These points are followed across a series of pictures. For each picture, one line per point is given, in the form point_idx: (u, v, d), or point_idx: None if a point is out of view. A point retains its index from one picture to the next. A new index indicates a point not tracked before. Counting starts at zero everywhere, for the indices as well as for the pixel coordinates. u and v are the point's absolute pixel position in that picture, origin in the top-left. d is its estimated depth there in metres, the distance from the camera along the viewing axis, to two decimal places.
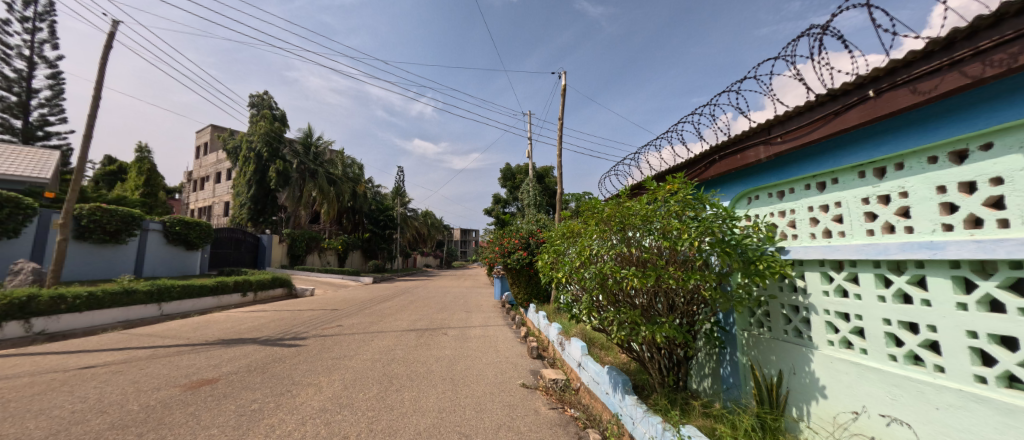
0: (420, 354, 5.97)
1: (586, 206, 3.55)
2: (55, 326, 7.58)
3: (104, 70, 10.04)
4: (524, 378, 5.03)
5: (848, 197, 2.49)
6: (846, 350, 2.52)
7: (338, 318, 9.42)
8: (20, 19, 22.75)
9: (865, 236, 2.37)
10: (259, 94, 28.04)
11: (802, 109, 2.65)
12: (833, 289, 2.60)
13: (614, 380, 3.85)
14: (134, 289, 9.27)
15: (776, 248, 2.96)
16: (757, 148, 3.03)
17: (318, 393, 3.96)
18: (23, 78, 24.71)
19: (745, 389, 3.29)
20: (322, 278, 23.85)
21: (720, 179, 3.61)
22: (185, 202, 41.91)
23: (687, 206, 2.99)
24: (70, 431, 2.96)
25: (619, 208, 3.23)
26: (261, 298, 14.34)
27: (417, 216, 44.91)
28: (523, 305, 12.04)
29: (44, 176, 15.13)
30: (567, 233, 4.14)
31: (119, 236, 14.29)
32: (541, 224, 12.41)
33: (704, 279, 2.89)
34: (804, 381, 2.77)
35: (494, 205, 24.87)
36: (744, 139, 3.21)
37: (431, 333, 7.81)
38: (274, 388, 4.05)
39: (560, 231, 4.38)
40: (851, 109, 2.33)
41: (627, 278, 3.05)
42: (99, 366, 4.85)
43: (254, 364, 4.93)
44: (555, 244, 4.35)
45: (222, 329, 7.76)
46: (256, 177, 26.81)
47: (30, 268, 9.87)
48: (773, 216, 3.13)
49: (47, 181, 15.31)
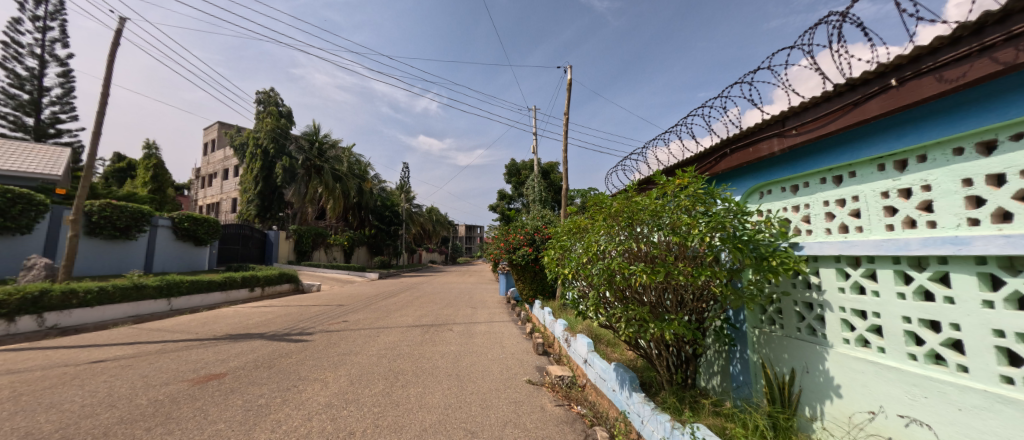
0: (425, 349, 5.97)
1: (591, 201, 3.48)
2: (67, 320, 7.67)
3: (112, 67, 10.11)
4: (529, 374, 5.00)
5: (866, 191, 2.41)
6: (862, 349, 2.46)
7: (344, 313, 9.47)
8: (31, 18, 23.05)
9: (884, 231, 2.29)
10: (266, 91, 28.15)
11: (818, 100, 2.56)
12: (850, 285, 2.52)
13: (621, 377, 3.81)
14: (144, 284, 9.39)
15: (789, 243, 2.90)
16: (772, 140, 2.94)
17: (325, 388, 3.96)
18: (35, 76, 25.06)
19: (756, 388, 3.24)
20: (327, 274, 23.99)
21: (731, 173, 3.53)
22: (194, 198, 42.47)
23: (697, 200, 2.91)
24: (79, 425, 2.97)
25: (627, 203, 3.15)
26: (269, 294, 14.48)
27: (422, 212, 44.93)
28: (529, 301, 12.02)
29: (56, 173, 15.37)
30: (573, 229, 4.08)
31: (129, 232, 14.48)
32: (547, 221, 12.32)
33: (715, 275, 2.83)
34: (818, 380, 2.71)
35: (499, 201, 24.81)
36: (754, 133, 3.13)
37: (436, 329, 7.81)
38: (280, 383, 4.05)
39: (564, 227, 4.32)
40: (871, 98, 2.24)
41: (635, 274, 2.99)
42: (109, 361, 4.89)
43: (261, 359, 4.95)
44: (561, 239, 4.31)
45: (229, 324, 7.81)
46: (262, 173, 26.99)
47: (43, 263, 10.01)
48: (786, 211, 3.05)
49: (59, 178, 15.55)
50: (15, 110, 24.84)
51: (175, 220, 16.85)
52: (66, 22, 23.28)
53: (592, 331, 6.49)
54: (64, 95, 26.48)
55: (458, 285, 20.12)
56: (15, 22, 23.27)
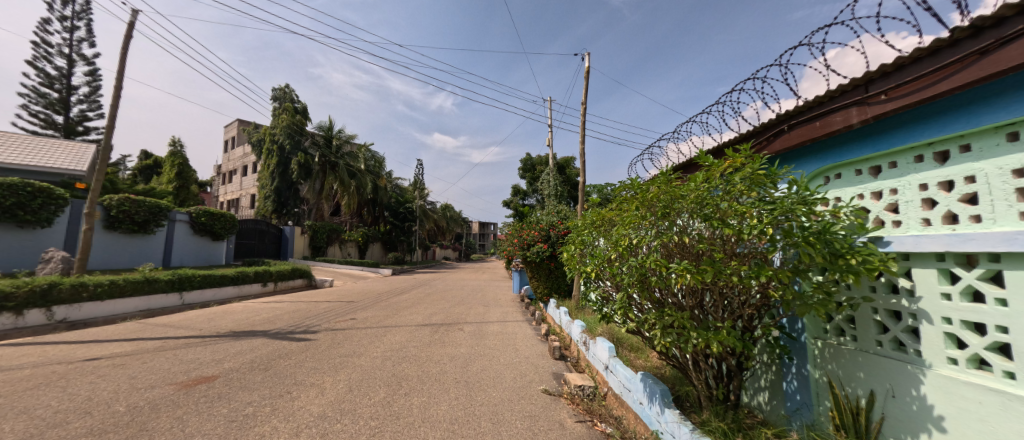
0: (433, 351, 5.58)
1: (623, 188, 2.97)
2: (77, 314, 7.58)
3: (125, 60, 10.07)
4: (546, 382, 4.53)
5: (987, 169, 1.88)
6: (978, 372, 1.92)
7: (353, 310, 9.21)
8: (60, 18, 23.72)
9: (1015, 220, 1.75)
10: (282, 87, 28.37)
11: (921, 54, 2.03)
12: (960, 291, 1.99)
13: (651, 390, 3.33)
14: (156, 278, 9.32)
15: (869, 238, 2.38)
16: (849, 109, 2.42)
17: (320, 396, 3.60)
18: (64, 75, 25.85)
19: (819, 411, 2.72)
20: (342, 270, 24.03)
21: (791, 154, 3.01)
22: (216, 194, 43.59)
23: (754, 182, 2.35)
24: (44, 436, 2.66)
25: (666, 188, 2.62)
26: (281, 289, 14.41)
27: (436, 209, 44.80)
28: (543, 300, 11.55)
29: (81, 168, 15.76)
30: (600, 220, 3.59)
31: (147, 226, 14.58)
32: (563, 217, 11.80)
33: (776, 276, 2.30)
34: (910, 408, 2.18)
35: (512, 197, 24.36)
36: (824, 102, 2.61)
37: (446, 329, 7.44)
38: (274, 388, 3.71)
39: (589, 217, 3.83)
40: (1006, 44, 1.71)
41: (676, 274, 2.48)
42: (104, 358, 4.65)
43: (258, 360, 4.63)
44: (586, 233, 3.82)
45: (235, 320, 7.59)
46: (279, 169, 27.23)
47: (61, 256, 10.05)
48: (861, 200, 2.52)
49: (83, 173, 15.92)
50: (45, 108, 25.66)
51: (192, 215, 17.01)
52: (92, 22, 23.87)
53: (615, 335, 5.92)
54: (91, 93, 27.26)
55: (470, 282, 19.78)
56: (45, 22, 23.99)
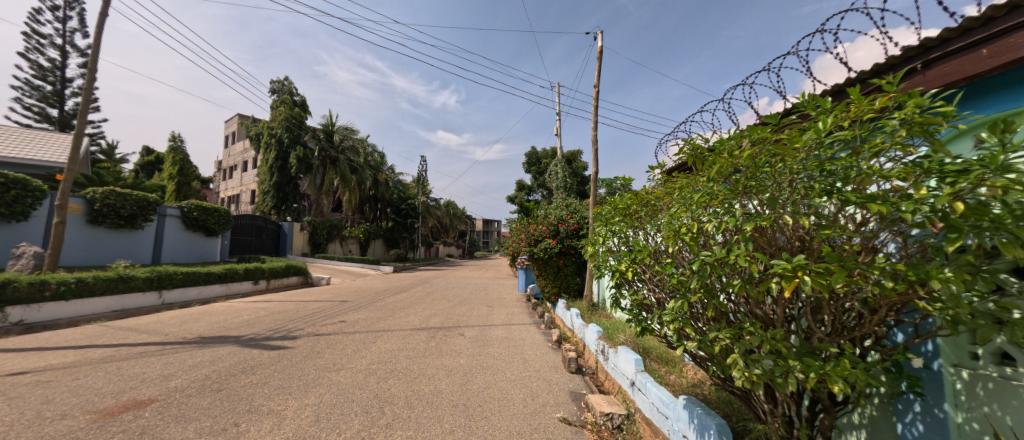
0: (427, 362, 4.77)
1: (683, 151, 2.11)
2: (35, 315, 6.86)
3: (100, 39, 9.34)
4: (563, 407, 3.70)
5: None
6: None
7: (345, 311, 8.44)
8: (52, 7, 23.16)
9: None
10: (281, 79, 27.66)
11: None
12: None
13: (703, 425, 2.58)
14: (132, 275, 8.60)
15: None
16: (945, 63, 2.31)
17: (275, 430, 2.80)
18: (58, 67, 25.32)
19: None
20: (341, 267, 23.34)
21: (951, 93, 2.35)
22: (216, 190, 43.02)
23: (925, 128, 1.42)
24: None
25: (757, 146, 1.74)
26: (275, 287, 13.69)
27: (439, 205, 43.99)
28: (551, 301, 10.72)
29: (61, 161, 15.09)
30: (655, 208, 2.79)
31: (134, 221, 13.91)
32: (573, 211, 10.97)
33: (959, 284, 1.41)
34: None
35: (517, 192, 23.53)
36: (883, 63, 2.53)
37: (445, 333, 6.63)
38: (219, 419, 2.91)
39: (637, 203, 3.02)
40: None
41: (777, 277, 1.62)
42: (32, 372, 3.89)
43: (214, 376, 3.84)
44: (633, 225, 3.02)
45: (211, 323, 6.83)
46: (277, 164, 26.51)
47: (32, 252, 9.35)
48: None
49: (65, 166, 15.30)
50: (40, 101, 25.18)
51: (184, 210, 16.32)
52: (84, 12, 23.23)
53: (642, 346, 5.05)
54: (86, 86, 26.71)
55: (473, 280, 18.98)
56: (37, 12, 23.49)
